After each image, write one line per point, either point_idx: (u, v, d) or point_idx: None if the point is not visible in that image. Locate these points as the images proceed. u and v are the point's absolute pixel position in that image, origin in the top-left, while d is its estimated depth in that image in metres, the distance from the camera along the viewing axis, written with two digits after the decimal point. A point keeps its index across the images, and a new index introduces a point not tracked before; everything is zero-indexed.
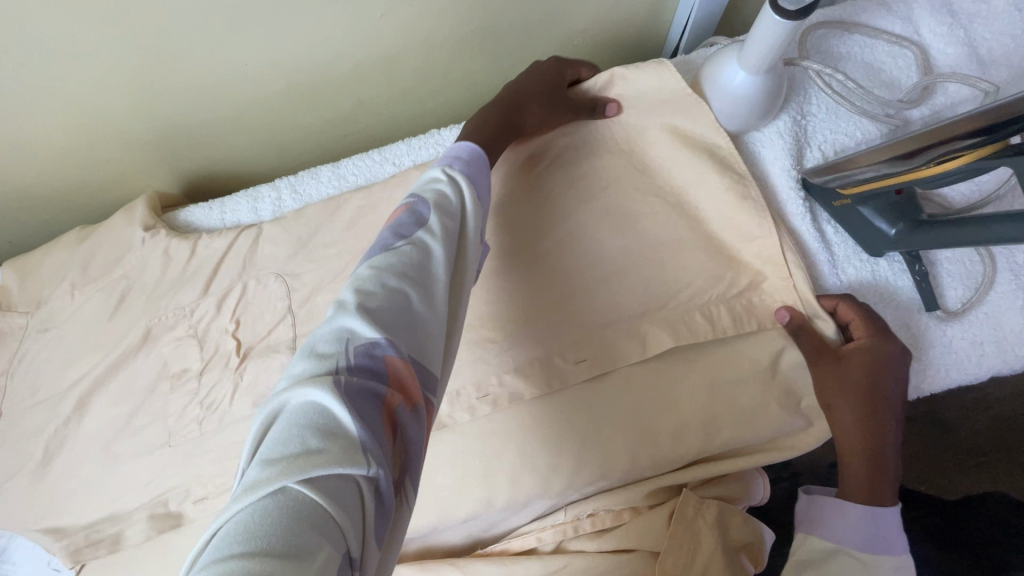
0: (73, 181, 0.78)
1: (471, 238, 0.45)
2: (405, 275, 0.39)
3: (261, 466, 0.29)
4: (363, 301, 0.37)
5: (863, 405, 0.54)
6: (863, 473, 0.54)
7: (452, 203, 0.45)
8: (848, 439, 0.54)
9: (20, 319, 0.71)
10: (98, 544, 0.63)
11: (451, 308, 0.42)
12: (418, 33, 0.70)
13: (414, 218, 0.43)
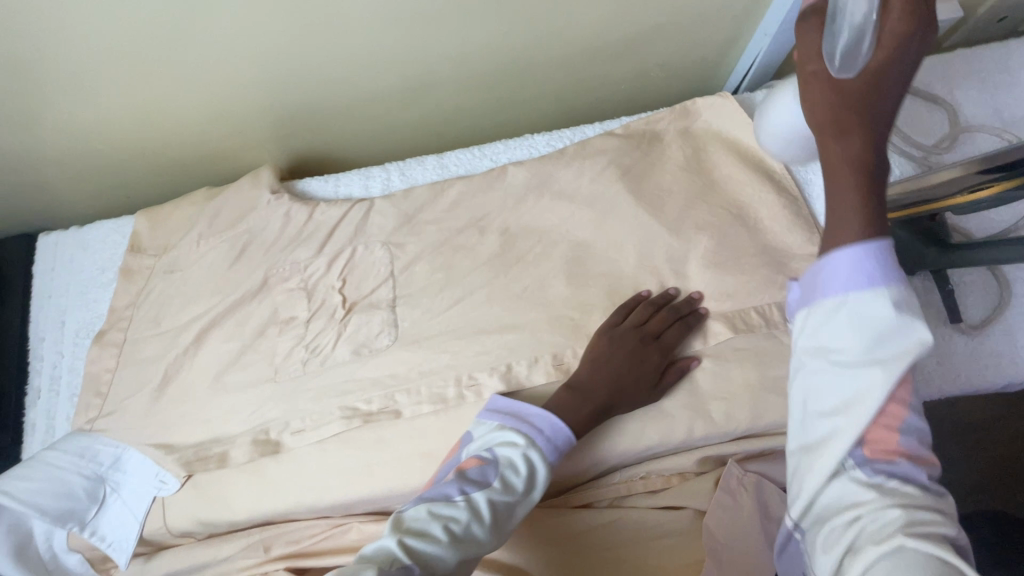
0: (204, 148, 0.88)
1: (529, 504, 0.53)
2: (454, 544, 0.47)
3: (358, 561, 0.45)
4: (408, 540, 0.46)
5: (831, 113, 0.40)
6: (852, 180, 0.39)
7: (521, 476, 0.52)
8: (838, 160, 0.39)
9: (148, 260, 0.80)
10: (207, 460, 0.71)
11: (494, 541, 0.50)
12: (524, 51, 0.83)
13: (480, 479, 0.52)
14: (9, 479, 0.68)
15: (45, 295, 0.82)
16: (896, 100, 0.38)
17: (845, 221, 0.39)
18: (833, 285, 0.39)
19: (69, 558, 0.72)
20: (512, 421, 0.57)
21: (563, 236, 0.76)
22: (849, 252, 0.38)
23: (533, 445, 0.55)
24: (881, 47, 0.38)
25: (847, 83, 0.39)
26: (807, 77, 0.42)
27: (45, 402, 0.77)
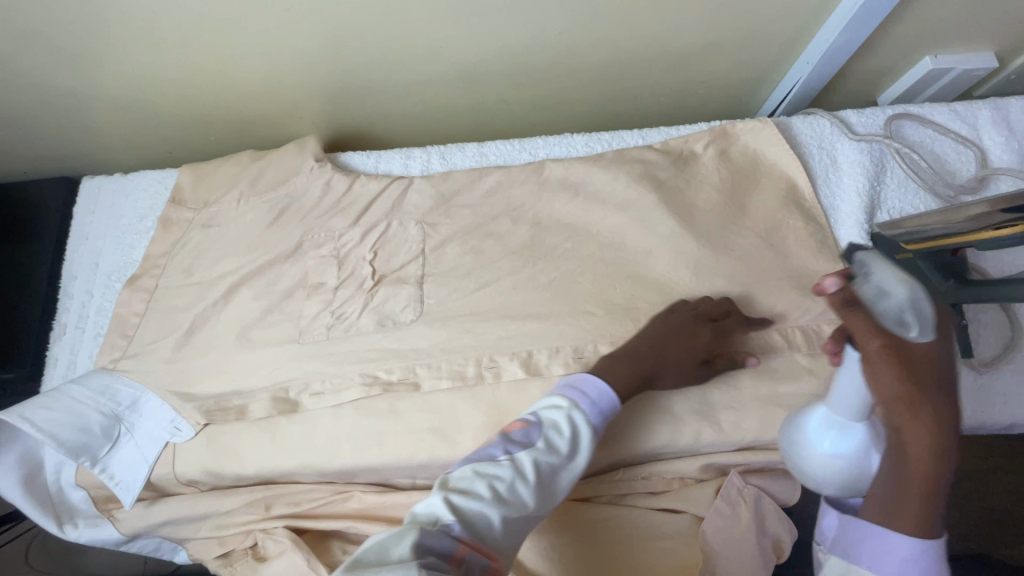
0: (254, 113, 0.91)
1: (572, 466, 0.53)
2: (501, 505, 0.48)
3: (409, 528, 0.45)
4: (454, 497, 0.48)
5: (899, 383, 0.48)
6: (914, 474, 0.49)
7: (564, 436, 0.54)
8: (914, 433, 0.49)
9: (187, 213, 0.82)
10: (225, 411, 0.72)
11: (543, 500, 0.51)
12: (573, 55, 0.85)
13: (526, 440, 0.53)
14: (29, 406, 0.69)
15: (81, 236, 0.84)
16: (942, 367, 0.50)
17: (912, 499, 0.49)
18: (880, 560, 0.49)
19: (74, 493, 0.73)
20: (560, 388, 0.60)
21: (592, 234, 0.78)
22: (907, 543, 0.48)
23: (579, 408, 0.57)
24: (932, 360, 0.50)
25: (914, 359, 0.49)
26: (879, 349, 0.49)
27: (70, 338, 0.78)
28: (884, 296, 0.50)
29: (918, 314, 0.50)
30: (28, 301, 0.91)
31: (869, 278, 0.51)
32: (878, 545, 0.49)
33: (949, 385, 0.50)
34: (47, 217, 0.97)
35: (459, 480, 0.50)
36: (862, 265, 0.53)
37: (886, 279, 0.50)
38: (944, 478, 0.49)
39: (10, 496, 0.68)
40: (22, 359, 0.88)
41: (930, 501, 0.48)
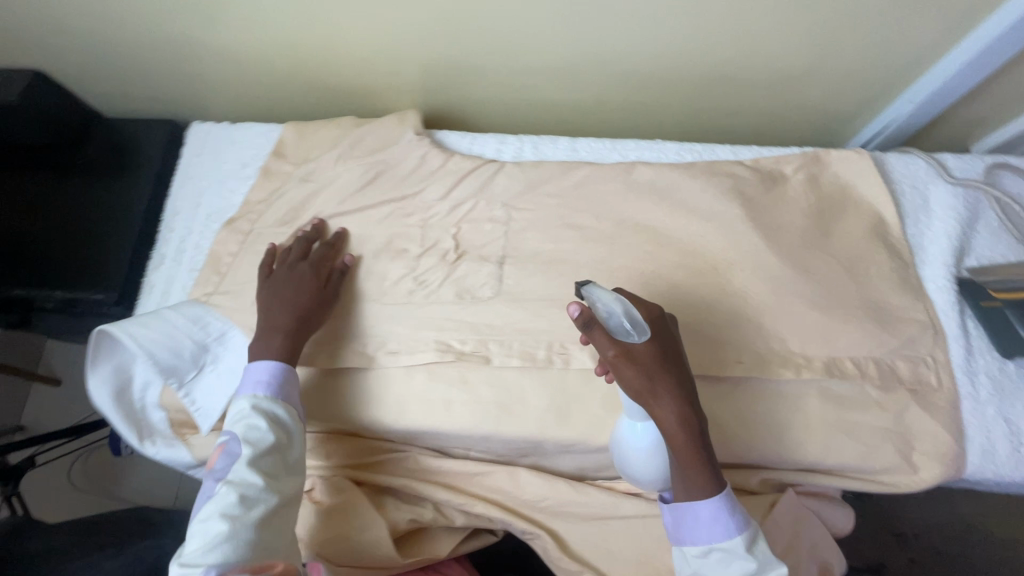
0: (357, 82, 0.95)
1: (290, 461, 0.65)
2: (274, 475, 0.63)
3: (211, 532, 0.57)
4: (199, 519, 0.58)
5: (647, 382, 0.59)
6: (693, 454, 0.59)
7: (260, 431, 0.64)
8: (667, 420, 0.59)
9: (287, 166, 0.87)
10: (305, 356, 0.76)
11: (286, 509, 0.62)
12: (676, 63, 0.87)
13: (232, 455, 0.62)
14: (131, 323, 0.73)
15: (186, 175, 0.88)
16: (670, 359, 0.61)
17: (699, 472, 0.59)
18: (697, 530, 0.59)
19: (155, 413, 0.77)
20: (242, 390, 0.68)
21: (672, 240, 0.80)
22: (707, 508, 0.59)
23: (262, 399, 0.66)
24: (653, 355, 0.60)
25: (648, 360, 0.60)
26: (617, 360, 0.60)
27: (167, 269, 0.83)
28: (609, 316, 0.62)
29: (631, 320, 0.61)
30: (125, 231, 0.98)
31: (596, 305, 0.62)
32: (691, 518, 0.60)
33: (682, 373, 0.61)
34: (150, 155, 1.03)
35: (217, 494, 0.60)
36: (588, 295, 0.63)
37: (599, 297, 0.62)
38: (707, 449, 0.60)
39: (103, 405, 0.73)
40: (113, 283, 0.95)
41: (713, 469, 0.60)
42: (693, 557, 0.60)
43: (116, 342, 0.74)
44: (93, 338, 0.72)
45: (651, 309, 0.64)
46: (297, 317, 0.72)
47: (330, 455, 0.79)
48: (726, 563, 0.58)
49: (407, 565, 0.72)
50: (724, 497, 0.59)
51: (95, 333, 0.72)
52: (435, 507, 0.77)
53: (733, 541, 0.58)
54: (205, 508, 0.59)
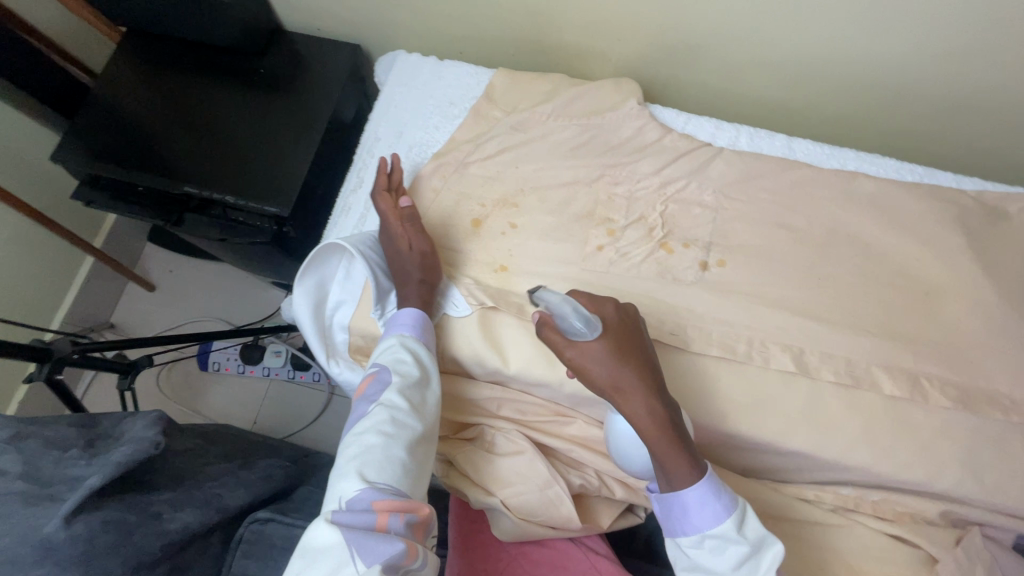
0: (565, 41, 0.91)
1: (428, 401, 0.69)
2: (415, 410, 0.67)
3: (368, 448, 0.62)
4: (362, 449, 0.62)
5: (609, 379, 0.62)
6: (671, 443, 0.60)
7: (408, 367, 0.68)
8: (636, 414, 0.61)
9: (497, 112, 0.85)
10: (507, 303, 0.75)
11: (424, 446, 0.66)
12: (916, 81, 0.82)
13: (380, 387, 0.67)
14: (353, 240, 0.75)
15: (391, 104, 0.88)
16: (608, 347, 0.63)
17: (678, 458, 0.60)
18: (687, 520, 0.60)
19: (339, 335, 0.77)
20: (387, 328, 0.73)
21: (884, 256, 0.78)
22: (693, 493, 0.59)
23: (409, 339, 0.71)
24: (606, 352, 0.63)
25: (605, 358, 0.62)
26: (580, 360, 0.63)
27: (365, 192, 0.82)
28: (563, 320, 0.65)
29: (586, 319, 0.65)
30: (303, 148, 0.98)
31: (556, 316, 0.65)
32: (681, 510, 0.60)
33: (631, 359, 0.63)
34: (331, 78, 1.02)
35: (369, 416, 0.65)
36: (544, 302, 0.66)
37: (553, 302, 0.65)
38: (680, 431, 0.61)
39: (304, 315, 0.73)
40: (285, 198, 0.94)
41: (690, 452, 0.60)
42: (688, 547, 0.61)
43: (329, 257, 0.75)
44: (316, 248, 0.73)
45: (609, 301, 0.67)
46: (423, 278, 0.73)
47: (500, 407, 0.79)
48: (721, 550, 0.59)
49: (576, 530, 0.74)
50: (707, 478, 0.60)
51: (318, 244, 0.73)
52: (599, 475, 0.78)
53: (724, 525, 0.58)
54: (361, 424, 0.65)
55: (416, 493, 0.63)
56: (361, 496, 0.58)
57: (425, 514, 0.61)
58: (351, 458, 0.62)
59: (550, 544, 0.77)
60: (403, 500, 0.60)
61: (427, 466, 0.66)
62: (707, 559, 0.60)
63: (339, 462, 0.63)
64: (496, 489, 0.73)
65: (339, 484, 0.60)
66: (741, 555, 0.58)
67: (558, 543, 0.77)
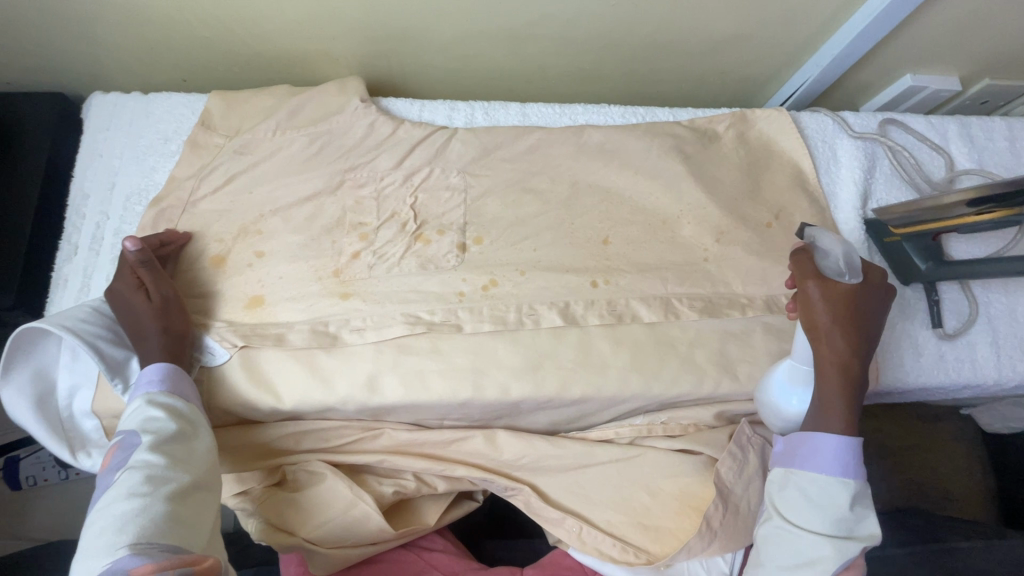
0: (282, 50, 0.87)
1: (194, 451, 0.64)
2: (176, 462, 0.61)
3: (118, 516, 0.56)
4: (115, 519, 0.56)
5: (828, 318, 0.66)
6: (839, 386, 0.65)
7: (161, 422, 0.62)
8: (830, 358, 0.66)
9: (217, 139, 0.79)
10: (264, 337, 0.71)
11: (195, 497, 0.61)
12: (616, 30, 0.88)
13: (128, 451, 0.61)
14: (58, 318, 0.66)
15: (94, 153, 0.79)
16: (863, 305, 0.67)
17: (834, 407, 0.65)
18: (813, 460, 0.64)
19: (84, 423, 0.68)
20: (133, 389, 0.66)
21: (624, 197, 0.83)
22: (831, 441, 0.64)
23: (157, 393, 0.64)
24: (846, 300, 0.66)
25: (841, 300, 0.66)
26: (811, 288, 0.67)
27: (83, 258, 0.74)
28: (826, 256, 0.69)
29: (847, 266, 0.68)
30: (15, 222, 0.85)
31: (817, 246, 0.70)
32: (812, 447, 0.64)
33: (865, 319, 0.67)
34: (32, 135, 0.89)
35: (117, 483, 0.59)
36: (813, 239, 0.71)
37: (824, 240, 0.69)
38: (856, 393, 0.65)
39: (21, 418, 0.64)
40: (5, 283, 0.82)
41: (852, 412, 0.65)
42: (797, 479, 0.64)
43: (35, 343, 0.65)
44: (10, 339, 0.63)
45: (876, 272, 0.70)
46: (164, 328, 0.67)
47: (301, 443, 0.76)
48: (829, 495, 0.62)
49: (397, 537, 0.74)
50: (854, 443, 0.63)
51: (12, 334, 0.63)
52: (417, 477, 0.77)
53: (848, 481, 0.62)
54: (107, 495, 0.58)
55: (195, 544, 0.59)
56: (115, 566, 0.53)
57: (211, 564, 0.55)
58: (99, 533, 0.55)
59: (384, 558, 0.76)
60: (173, 555, 0.54)
61: (203, 516, 0.61)
62: (803, 489, 0.63)
63: (83, 543, 0.56)
64: (299, 529, 0.71)
65: (85, 564, 0.54)
66: (835, 505, 0.61)
67: (391, 554, 0.77)
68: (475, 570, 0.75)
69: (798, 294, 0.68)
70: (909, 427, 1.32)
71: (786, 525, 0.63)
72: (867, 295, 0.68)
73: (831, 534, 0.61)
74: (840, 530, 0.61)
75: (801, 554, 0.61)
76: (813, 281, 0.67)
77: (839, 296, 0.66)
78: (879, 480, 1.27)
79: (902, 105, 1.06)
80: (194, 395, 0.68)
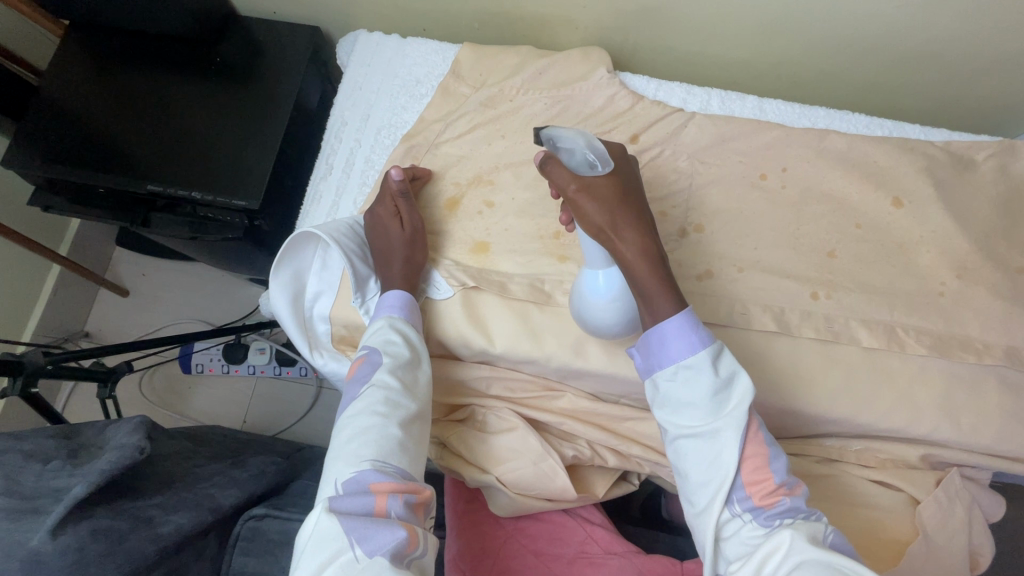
0: (531, 12, 0.89)
1: (420, 381, 0.69)
2: (407, 389, 0.66)
3: (363, 428, 0.62)
4: (357, 430, 0.62)
5: (607, 212, 0.62)
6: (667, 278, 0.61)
7: (398, 346, 0.68)
8: (628, 249, 0.61)
9: (466, 88, 0.83)
10: (489, 282, 0.75)
11: (419, 426, 0.66)
12: (882, 33, 0.82)
13: (370, 369, 0.67)
14: (324, 227, 0.72)
15: (355, 85, 0.85)
16: (622, 186, 0.65)
17: (660, 290, 0.60)
18: (663, 353, 0.59)
19: (320, 325, 0.76)
20: (375, 309, 0.72)
21: (857, 211, 0.79)
22: (671, 320, 0.59)
23: (398, 321, 0.70)
24: (612, 190, 0.64)
25: (603, 191, 0.64)
26: (578, 194, 0.63)
27: (336, 178, 0.80)
28: (569, 154, 0.67)
29: (596, 158, 0.67)
30: (268, 138, 0.95)
31: (562, 146, 0.68)
32: (659, 343, 0.60)
33: (633, 196, 0.66)
34: (290, 63, 0.99)
35: (362, 397, 0.65)
36: (551, 141, 0.68)
37: (563, 136, 0.68)
38: (666, 272, 0.62)
39: (280, 309, 0.72)
40: (254, 191, 0.91)
41: (676, 292, 0.61)
42: (665, 382, 0.60)
43: (302, 247, 0.73)
44: (289, 239, 0.71)
45: (616, 148, 0.70)
46: (407, 257, 0.72)
47: (492, 388, 0.79)
48: (693, 382, 0.58)
49: (573, 501, 0.75)
50: (688, 312, 0.60)
51: (290, 235, 0.71)
52: (592, 446, 0.79)
53: (698, 356, 0.58)
54: (354, 406, 0.65)
55: (417, 472, 0.63)
56: (359, 477, 0.59)
57: (426, 496, 0.62)
58: (347, 439, 0.62)
59: (546, 518, 0.78)
60: (403, 480, 0.60)
61: (423, 443, 0.66)
62: (671, 392, 0.59)
63: (334, 445, 0.63)
64: (493, 467, 0.74)
65: (336, 467, 0.61)
66: (698, 391, 0.57)
67: (554, 516, 0.78)
68: (636, 552, 0.75)
69: (567, 204, 0.64)
70: None
71: (684, 435, 0.58)
72: (614, 180, 0.66)
73: (714, 417, 0.57)
74: (716, 406, 0.57)
75: (705, 455, 0.57)
76: (559, 172, 0.64)
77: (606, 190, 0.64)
78: None
79: None
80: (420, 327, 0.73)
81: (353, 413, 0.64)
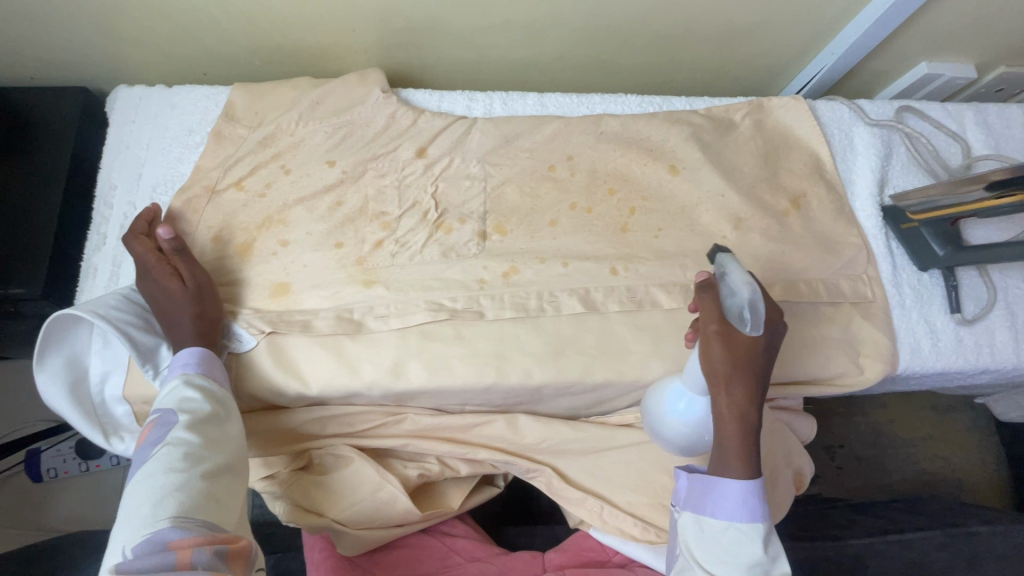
0: (304, 43, 0.88)
1: (229, 433, 0.64)
2: (211, 442, 0.61)
3: (156, 490, 0.56)
4: (150, 493, 0.56)
5: (729, 369, 0.57)
6: (741, 434, 0.58)
7: (197, 402, 0.63)
8: (728, 409, 0.58)
9: (241, 130, 0.80)
10: (290, 323, 0.73)
11: (229, 478, 0.61)
12: (633, 19, 0.89)
13: (160, 435, 0.60)
14: (88, 305, 0.67)
15: (121, 145, 0.81)
16: (764, 363, 0.58)
17: (740, 455, 0.58)
18: (721, 506, 0.59)
19: (116, 408, 0.70)
20: (167, 373, 0.66)
21: (643, 184, 0.84)
22: (737, 487, 0.59)
23: (193, 376, 0.65)
24: (747, 350, 0.57)
25: (737, 351, 0.57)
26: (712, 338, 0.58)
27: (111, 247, 0.75)
28: (729, 296, 0.59)
29: (753, 313, 0.58)
30: (43, 214, 0.86)
31: (725, 282, 0.60)
32: (716, 492, 0.60)
33: (766, 372, 0.59)
34: (57, 129, 0.91)
35: (153, 459, 0.59)
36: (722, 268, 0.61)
37: (733, 274, 0.59)
38: (756, 438, 0.59)
39: (55, 402, 0.66)
40: (33, 275, 0.83)
41: (751, 458, 0.59)
42: (708, 528, 0.60)
43: (68, 330, 0.67)
44: (43, 327, 0.65)
45: (778, 308, 0.60)
46: (195, 313, 0.68)
47: (325, 428, 0.76)
48: (739, 543, 0.58)
49: (422, 519, 0.75)
50: (757, 483, 0.59)
51: (45, 322, 0.65)
52: (440, 460, 0.78)
53: (755, 525, 0.58)
54: (144, 470, 0.58)
55: (227, 523, 0.59)
56: (154, 537, 0.53)
57: (242, 545, 0.57)
58: (138, 504, 0.56)
59: (403, 544, 0.77)
60: (210, 532, 0.56)
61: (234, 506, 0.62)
62: (709, 544, 0.60)
63: (122, 513, 0.56)
64: (329, 509, 0.73)
65: (125, 533, 0.54)
66: (741, 558, 0.58)
67: (412, 539, 0.78)
68: (497, 554, 0.75)
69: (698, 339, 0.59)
70: (925, 415, 1.32)
71: None
72: (742, 333, 0.57)
73: None
74: None
75: None
76: (719, 330, 0.58)
77: (733, 345, 0.57)
78: (893, 467, 1.28)
79: (916, 91, 1.06)
80: (225, 378, 0.69)
81: (142, 481, 0.57)
